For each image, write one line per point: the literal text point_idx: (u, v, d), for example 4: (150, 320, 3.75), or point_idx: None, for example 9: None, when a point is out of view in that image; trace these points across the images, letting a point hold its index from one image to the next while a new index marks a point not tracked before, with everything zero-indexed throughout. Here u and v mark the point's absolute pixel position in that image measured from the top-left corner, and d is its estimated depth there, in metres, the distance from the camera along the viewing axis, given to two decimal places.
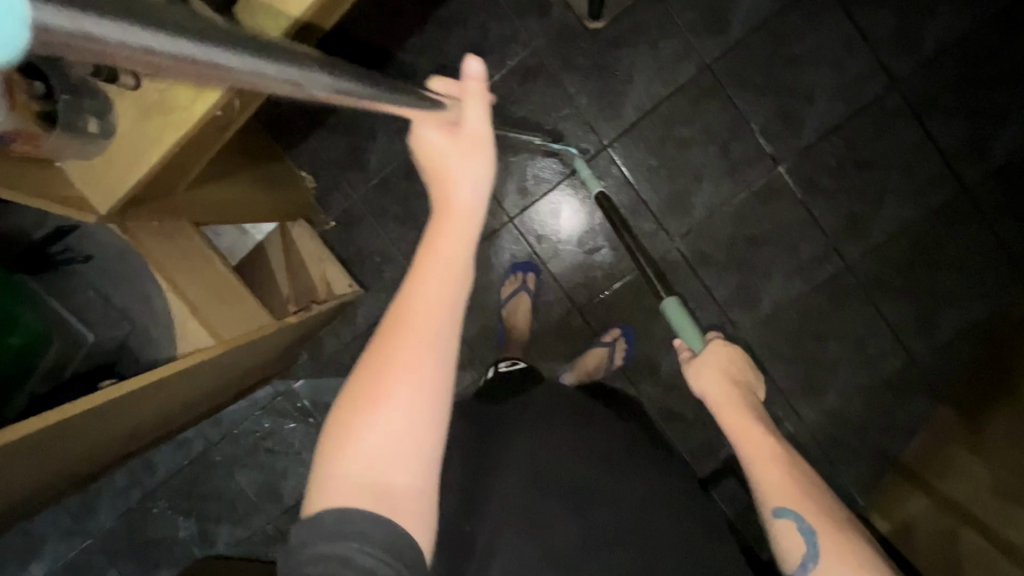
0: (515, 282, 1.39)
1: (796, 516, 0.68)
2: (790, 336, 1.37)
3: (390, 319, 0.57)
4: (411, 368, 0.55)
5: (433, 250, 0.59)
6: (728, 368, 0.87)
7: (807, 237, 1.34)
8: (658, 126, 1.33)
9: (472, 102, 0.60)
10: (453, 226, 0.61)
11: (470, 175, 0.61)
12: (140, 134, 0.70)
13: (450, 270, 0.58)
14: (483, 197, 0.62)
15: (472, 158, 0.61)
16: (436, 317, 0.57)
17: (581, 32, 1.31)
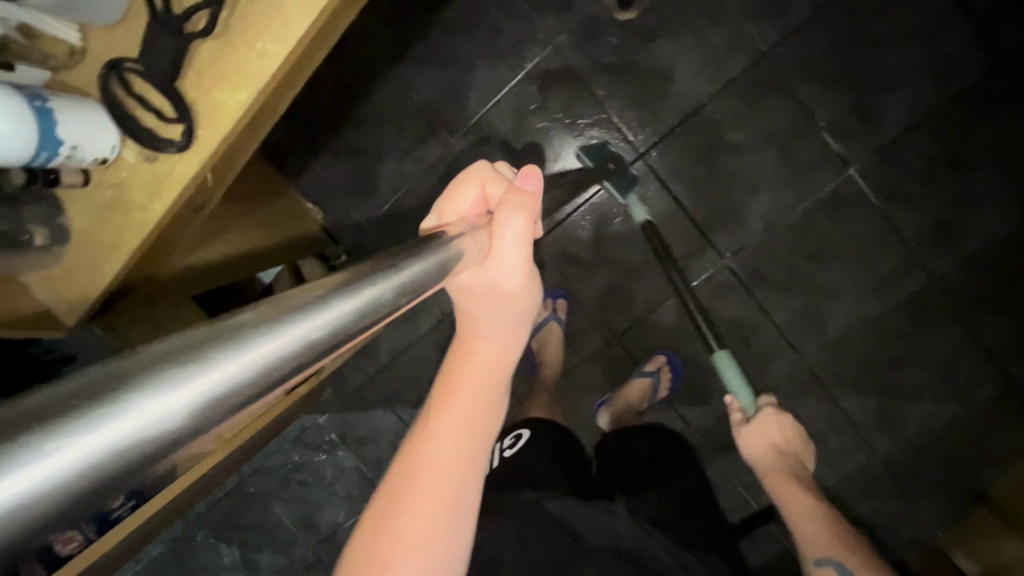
0: (544, 312, 1.25)
1: (837, 564, 0.81)
2: (861, 360, 1.21)
3: (402, 475, 0.55)
4: (427, 527, 0.53)
5: (450, 399, 0.56)
6: (776, 438, 0.96)
7: (885, 250, 1.15)
8: (705, 129, 1.14)
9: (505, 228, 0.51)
10: (476, 364, 0.58)
11: (498, 322, 0.56)
12: (96, 237, 0.60)
13: (470, 425, 0.56)
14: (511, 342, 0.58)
15: (503, 285, 0.53)
16: (458, 465, 0.55)
17: (611, 25, 1.12)
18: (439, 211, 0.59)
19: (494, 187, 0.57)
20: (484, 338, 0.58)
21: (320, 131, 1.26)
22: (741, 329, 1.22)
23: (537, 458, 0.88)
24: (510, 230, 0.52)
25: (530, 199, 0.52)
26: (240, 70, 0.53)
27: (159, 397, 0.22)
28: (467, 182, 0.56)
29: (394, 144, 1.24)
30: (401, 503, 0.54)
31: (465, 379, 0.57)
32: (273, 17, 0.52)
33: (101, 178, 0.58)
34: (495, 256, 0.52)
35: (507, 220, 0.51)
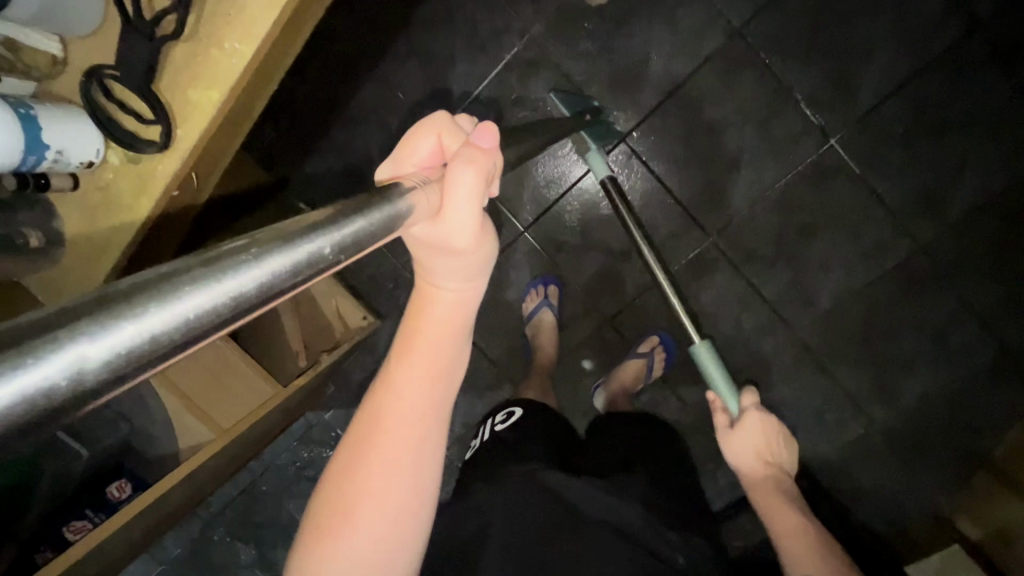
0: (537, 298, 1.27)
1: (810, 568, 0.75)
2: (853, 332, 1.21)
3: (361, 433, 0.53)
4: (390, 481, 0.53)
5: (408, 355, 0.53)
6: (760, 446, 0.99)
7: (871, 219, 1.15)
8: (684, 109, 1.15)
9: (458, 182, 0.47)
10: (433, 316, 0.54)
11: (455, 274, 0.53)
12: (87, 238, 0.63)
13: (430, 378, 0.53)
14: (470, 291, 0.54)
15: (453, 243, 0.49)
16: (417, 421, 0.53)
17: (584, 12, 1.14)
18: (395, 160, 0.54)
19: (450, 138, 0.52)
20: (443, 290, 0.54)
21: (309, 133, 1.29)
22: (732, 306, 1.23)
23: (527, 435, 0.89)
24: (461, 184, 0.47)
25: (485, 156, 0.47)
26: (211, 70, 0.56)
27: (148, 317, 0.24)
28: (420, 131, 0.52)
29: (381, 141, 1.26)
30: (361, 459, 0.53)
31: (422, 335, 0.54)
32: (238, 18, 0.55)
33: (89, 181, 0.61)
34: (447, 213, 0.48)
35: (458, 176, 0.46)
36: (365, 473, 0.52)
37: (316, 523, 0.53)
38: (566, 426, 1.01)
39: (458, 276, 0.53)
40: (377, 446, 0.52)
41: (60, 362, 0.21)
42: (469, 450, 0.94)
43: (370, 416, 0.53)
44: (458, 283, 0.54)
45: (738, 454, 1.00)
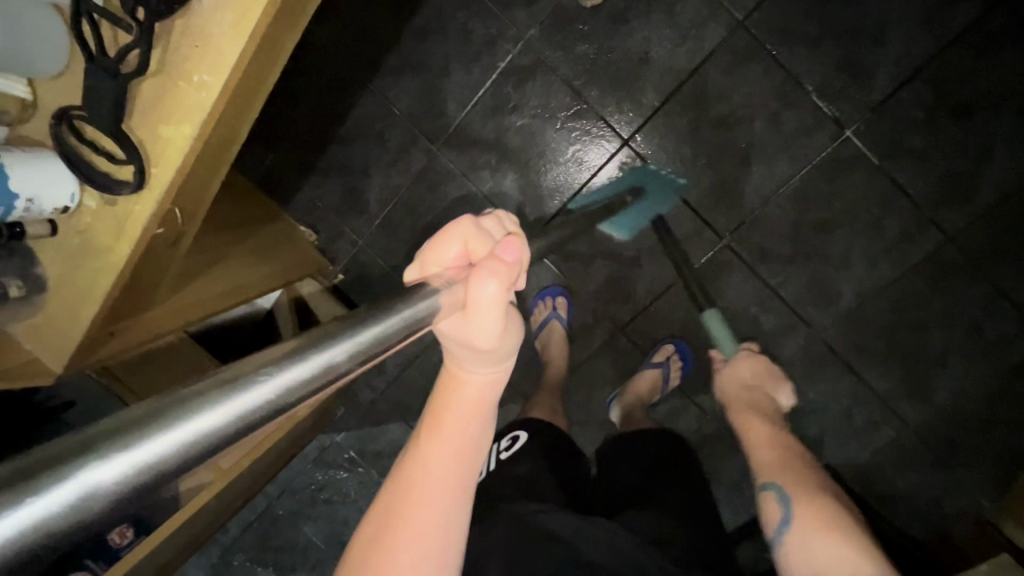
0: (544, 311, 1.24)
1: (777, 483, 0.76)
2: (880, 330, 1.15)
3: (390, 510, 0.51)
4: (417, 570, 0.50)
5: (438, 433, 0.52)
6: (746, 377, 1.02)
7: (894, 212, 1.09)
8: (689, 107, 1.10)
9: (478, 289, 0.45)
10: (461, 398, 0.52)
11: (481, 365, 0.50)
12: (71, 284, 0.61)
13: (459, 456, 0.52)
14: (498, 377, 0.51)
15: (479, 342, 0.47)
16: (442, 507, 0.51)
17: (579, 13, 1.09)
18: (421, 262, 0.50)
19: (479, 242, 0.48)
20: (471, 378, 0.51)
21: (305, 154, 1.27)
22: (749, 309, 1.18)
23: (532, 463, 0.87)
24: (485, 286, 0.45)
25: (508, 267, 0.45)
26: (182, 105, 0.53)
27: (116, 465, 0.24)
28: (447, 235, 0.48)
29: (377, 158, 1.24)
30: (383, 549, 0.50)
31: (448, 418, 0.52)
32: (205, 48, 0.52)
33: (68, 226, 0.59)
34: (472, 312, 0.45)
35: (481, 277, 0.44)
36: (388, 566, 0.50)
37: None
38: (575, 452, 0.99)
39: (488, 368, 0.50)
40: (401, 535, 0.50)
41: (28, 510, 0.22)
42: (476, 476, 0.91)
43: (398, 491, 0.52)
44: (488, 373, 0.51)
45: (721, 380, 1.03)
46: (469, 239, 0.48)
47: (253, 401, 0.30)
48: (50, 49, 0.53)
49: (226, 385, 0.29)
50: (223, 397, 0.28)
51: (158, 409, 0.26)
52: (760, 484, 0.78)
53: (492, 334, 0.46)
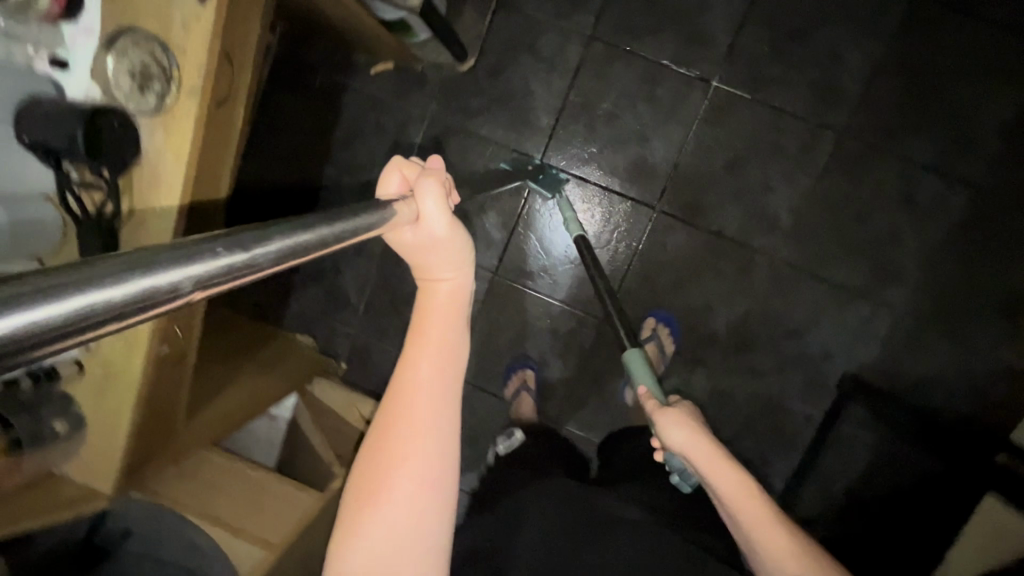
0: (518, 370, 1.35)
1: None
2: (827, 231, 1.23)
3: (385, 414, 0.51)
4: (418, 465, 0.51)
5: (420, 337, 0.51)
6: (698, 428, 0.73)
7: (786, 129, 1.21)
8: (580, 114, 1.27)
9: (422, 191, 0.48)
10: (439, 305, 0.52)
11: (447, 266, 0.51)
12: (102, 411, 0.73)
13: (443, 358, 0.51)
14: (467, 281, 0.52)
15: (437, 253, 0.50)
16: (436, 408, 0.51)
17: (461, 79, 1.29)
18: None
19: (412, 168, 0.51)
20: (443, 284, 0.52)
21: (283, 274, 1.41)
22: (706, 259, 1.27)
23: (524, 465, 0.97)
24: (430, 194, 0.48)
25: (439, 176, 0.49)
26: (154, 229, 0.69)
27: (99, 290, 0.24)
28: (386, 169, 0.50)
29: (344, 254, 1.38)
30: (387, 451, 0.51)
31: (431, 323, 0.51)
32: (161, 186, 0.68)
33: (91, 362, 0.72)
34: (425, 221, 0.48)
35: (426, 189, 0.47)
36: (393, 466, 0.50)
37: (351, 504, 0.51)
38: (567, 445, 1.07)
39: (450, 270, 0.51)
40: (400, 438, 0.50)
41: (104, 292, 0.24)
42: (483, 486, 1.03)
43: (393, 399, 0.51)
44: (456, 275, 0.51)
45: (673, 429, 0.73)
46: (404, 167, 0.50)
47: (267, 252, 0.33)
48: (49, 226, 0.67)
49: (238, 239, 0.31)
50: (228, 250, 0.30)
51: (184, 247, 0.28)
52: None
53: (445, 231, 0.48)
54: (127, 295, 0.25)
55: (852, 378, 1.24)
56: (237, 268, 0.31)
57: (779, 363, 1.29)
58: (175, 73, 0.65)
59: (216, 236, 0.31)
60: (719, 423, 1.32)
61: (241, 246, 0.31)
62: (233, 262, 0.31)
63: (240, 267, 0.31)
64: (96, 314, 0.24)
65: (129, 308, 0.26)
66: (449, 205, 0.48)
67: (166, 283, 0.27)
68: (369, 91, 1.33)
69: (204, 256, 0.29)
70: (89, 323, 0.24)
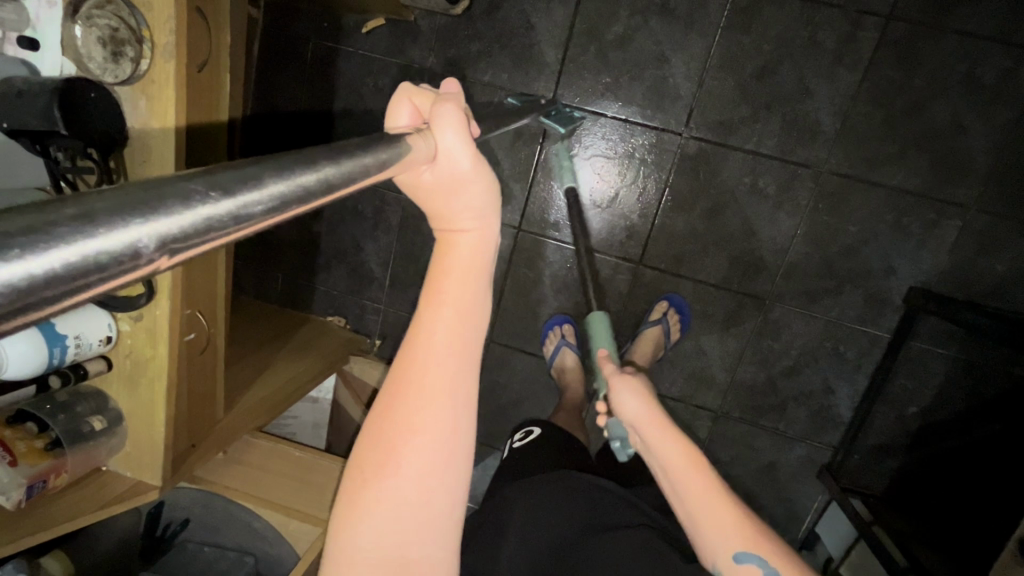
0: (554, 339, 1.29)
1: (761, 560, 0.57)
2: (877, 132, 1.11)
3: (394, 381, 0.42)
4: (435, 440, 0.42)
5: (434, 295, 0.41)
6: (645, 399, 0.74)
7: (821, 24, 1.08)
8: (589, 42, 1.16)
9: (441, 122, 0.37)
10: (459, 260, 0.41)
11: (465, 213, 0.40)
12: (138, 403, 0.72)
13: (461, 316, 0.42)
14: (491, 233, 0.42)
15: (469, 203, 0.39)
16: (454, 379, 0.42)
17: (458, 24, 1.20)
18: None
19: (426, 97, 0.41)
20: (463, 236, 0.41)
21: (306, 257, 1.38)
22: (744, 181, 1.17)
23: (541, 449, 0.91)
24: (449, 126, 0.37)
25: (460, 106, 0.38)
26: None
27: (49, 255, 0.18)
28: (391, 102, 0.41)
29: (361, 228, 1.33)
30: (392, 426, 0.42)
31: (450, 277, 0.41)
32: (152, 160, 0.64)
33: (118, 355, 0.70)
34: (444, 161, 0.37)
35: (443, 118, 0.37)
36: (403, 445, 0.42)
37: (354, 484, 0.43)
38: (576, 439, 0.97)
39: (478, 217, 0.41)
40: (412, 410, 0.42)
41: (59, 252, 0.19)
42: None
43: (404, 367, 0.42)
44: (478, 227, 0.41)
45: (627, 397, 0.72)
46: (415, 95, 0.40)
47: (267, 195, 0.26)
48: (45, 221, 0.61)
49: (231, 180, 0.25)
50: (214, 198, 0.23)
51: (156, 192, 0.22)
52: (727, 552, 0.58)
53: (471, 171, 0.38)
54: (50, 271, 0.18)
55: (919, 290, 1.14)
56: (215, 227, 0.23)
57: (835, 285, 1.19)
58: (146, 33, 0.60)
59: (203, 174, 0.24)
60: (775, 355, 1.25)
61: (233, 191, 0.24)
62: (209, 218, 0.23)
63: (220, 222, 0.24)
64: (14, 293, 0.18)
65: (65, 285, 0.19)
66: (474, 137, 0.38)
67: (115, 248, 0.20)
68: (363, 52, 1.25)
69: (164, 209, 0.22)
70: (48, 294, 0.19)
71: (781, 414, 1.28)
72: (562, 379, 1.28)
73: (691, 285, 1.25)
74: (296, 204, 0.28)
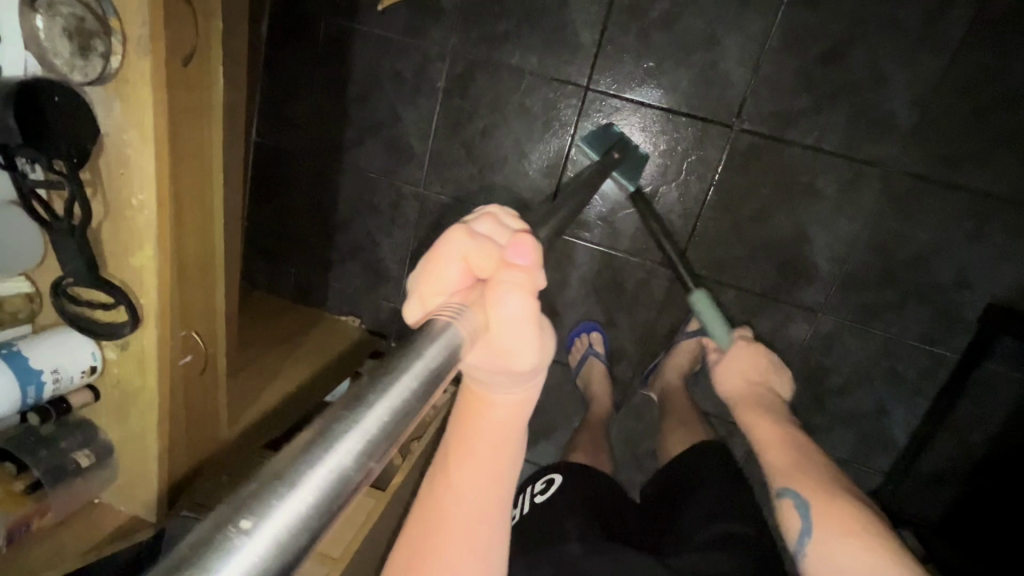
0: (581, 347, 1.20)
1: (801, 497, 0.69)
2: (961, 128, 0.97)
3: (435, 502, 0.53)
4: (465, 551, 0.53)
5: (470, 444, 0.50)
6: (749, 373, 0.97)
7: (904, 1, 0.93)
8: (631, 22, 1.03)
9: (495, 311, 0.42)
10: (491, 422, 0.48)
11: (503, 389, 0.46)
12: (129, 434, 0.67)
13: (493, 463, 0.51)
14: (524, 405, 0.48)
15: (511, 367, 0.45)
16: (480, 510, 0.52)
17: (483, 0, 1.08)
18: (420, 295, 0.45)
19: (484, 258, 0.43)
20: (500, 401, 0.47)
21: (318, 253, 1.30)
22: (802, 181, 1.04)
23: (568, 501, 0.85)
24: (502, 313, 0.42)
25: (529, 274, 0.43)
26: (134, 229, 0.58)
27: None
28: (448, 257, 0.44)
29: (377, 225, 1.24)
30: (433, 537, 0.53)
31: (479, 436, 0.50)
32: (130, 173, 0.56)
33: (106, 385, 0.65)
34: (493, 336, 0.42)
35: (497, 309, 0.41)
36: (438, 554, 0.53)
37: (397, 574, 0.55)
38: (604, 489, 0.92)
39: (515, 389, 0.47)
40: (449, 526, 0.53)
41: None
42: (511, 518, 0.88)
43: (444, 491, 0.52)
44: (518, 398, 0.47)
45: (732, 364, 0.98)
46: (472, 258, 0.43)
47: (349, 449, 0.29)
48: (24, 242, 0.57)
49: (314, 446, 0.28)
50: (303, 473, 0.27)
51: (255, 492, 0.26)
52: (778, 488, 0.72)
53: (519, 357, 0.43)
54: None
55: (996, 306, 1.02)
56: (309, 512, 0.26)
57: (899, 298, 1.07)
58: (115, 23, 0.51)
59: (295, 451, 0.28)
60: (825, 371, 1.14)
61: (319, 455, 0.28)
62: (301, 501, 0.26)
63: (316, 496, 0.27)
64: None
65: None
66: (530, 325, 0.42)
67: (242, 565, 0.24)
68: (377, 32, 1.13)
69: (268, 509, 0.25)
70: None
71: (827, 434, 1.17)
72: (589, 391, 1.19)
73: (734, 293, 1.13)
74: (381, 444, 0.31)
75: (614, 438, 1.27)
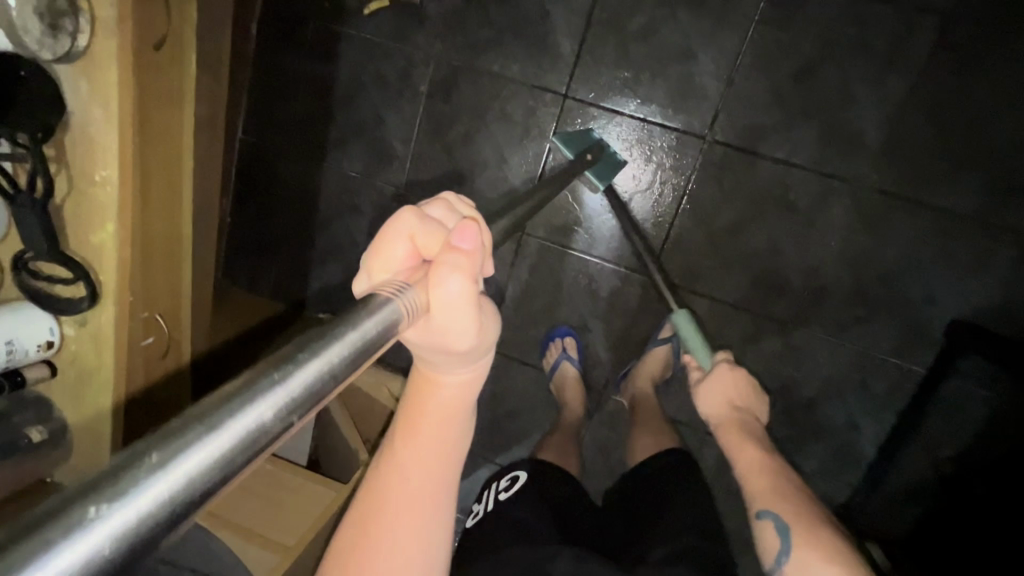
0: (555, 351, 1.21)
1: (776, 517, 0.68)
2: (927, 147, 0.99)
3: (377, 492, 0.52)
4: (409, 543, 0.52)
5: (416, 427, 0.51)
6: (731, 394, 0.85)
7: (871, 23, 0.97)
8: (609, 34, 1.06)
9: (439, 286, 0.39)
10: (438, 401, 0.50)
11: (451, 372, 0.48)
12: (86, 412, 0.68)
13: (440, 448, 0.51)
14: (472, 388, 0.50)
15: (453, 346, 0.43)
16: (425, 500, 0.52)
17: (467, 9, 1.11)
18: (369, 271, 0.45)
19: (431, 240, 0.43)
20: (448, 380, 0.48)
21: (299, 251, 1.31)
22: (774, 194, 1.06)
23: (527, 499, 0.84)
24: (446, 288, 0.39)
25: (471, 258, 0.40)
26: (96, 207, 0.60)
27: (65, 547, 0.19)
28: (392, 235, 0.43)
29: (358, 224, 1.26)
30: (372, 531, 0.51)
31: (428, 417, 0.50)
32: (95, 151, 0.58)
33: (64, 361, 0.67)
34: (437, 315, 0.40)
35: (440, 283, 0.39)
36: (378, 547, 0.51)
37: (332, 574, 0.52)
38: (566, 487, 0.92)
39: (463, 369, 0.48)
40: (392, 516, 0.51)
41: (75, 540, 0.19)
42: (473, 518, 0.87)
43: (388, 479, 0.52)
44: (465, 380, 0.48)
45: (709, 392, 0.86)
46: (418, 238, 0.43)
47: (269, 407, 0.26)
48: None
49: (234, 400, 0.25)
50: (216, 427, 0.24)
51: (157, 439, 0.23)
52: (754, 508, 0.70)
53: (464, 341, 0.43)
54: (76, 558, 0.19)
55: (963, 323, 1.03)
56: (215, 470, 0.24)
57: (868, 312, 1.08)
58: (85, 5, 0.53)
59: (211, 403, 0.25)
60: (796, 384, 1.14)
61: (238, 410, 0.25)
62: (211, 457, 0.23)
63: (229, 455, 0.24)
64: None
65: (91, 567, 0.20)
66: (473, 305, 0.40)
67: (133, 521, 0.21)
68: (364, 36, 1.16)
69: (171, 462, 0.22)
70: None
71: (799, 448, 1.17)
72: (561, 396, 1.19)
73: (707, 302, 1.14)
74: (304, 405, 0.28)
75: (586, 445, 1.27)
